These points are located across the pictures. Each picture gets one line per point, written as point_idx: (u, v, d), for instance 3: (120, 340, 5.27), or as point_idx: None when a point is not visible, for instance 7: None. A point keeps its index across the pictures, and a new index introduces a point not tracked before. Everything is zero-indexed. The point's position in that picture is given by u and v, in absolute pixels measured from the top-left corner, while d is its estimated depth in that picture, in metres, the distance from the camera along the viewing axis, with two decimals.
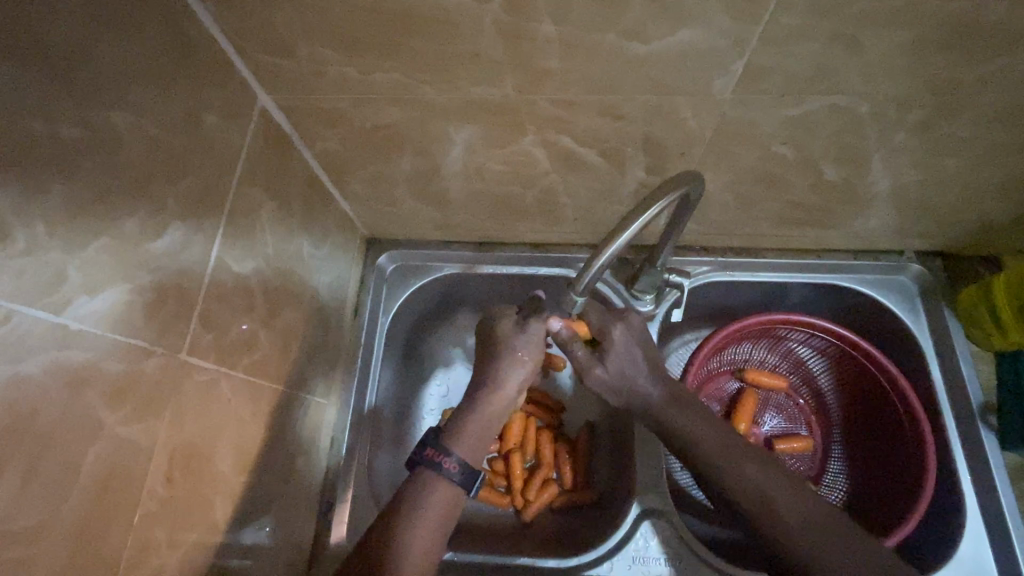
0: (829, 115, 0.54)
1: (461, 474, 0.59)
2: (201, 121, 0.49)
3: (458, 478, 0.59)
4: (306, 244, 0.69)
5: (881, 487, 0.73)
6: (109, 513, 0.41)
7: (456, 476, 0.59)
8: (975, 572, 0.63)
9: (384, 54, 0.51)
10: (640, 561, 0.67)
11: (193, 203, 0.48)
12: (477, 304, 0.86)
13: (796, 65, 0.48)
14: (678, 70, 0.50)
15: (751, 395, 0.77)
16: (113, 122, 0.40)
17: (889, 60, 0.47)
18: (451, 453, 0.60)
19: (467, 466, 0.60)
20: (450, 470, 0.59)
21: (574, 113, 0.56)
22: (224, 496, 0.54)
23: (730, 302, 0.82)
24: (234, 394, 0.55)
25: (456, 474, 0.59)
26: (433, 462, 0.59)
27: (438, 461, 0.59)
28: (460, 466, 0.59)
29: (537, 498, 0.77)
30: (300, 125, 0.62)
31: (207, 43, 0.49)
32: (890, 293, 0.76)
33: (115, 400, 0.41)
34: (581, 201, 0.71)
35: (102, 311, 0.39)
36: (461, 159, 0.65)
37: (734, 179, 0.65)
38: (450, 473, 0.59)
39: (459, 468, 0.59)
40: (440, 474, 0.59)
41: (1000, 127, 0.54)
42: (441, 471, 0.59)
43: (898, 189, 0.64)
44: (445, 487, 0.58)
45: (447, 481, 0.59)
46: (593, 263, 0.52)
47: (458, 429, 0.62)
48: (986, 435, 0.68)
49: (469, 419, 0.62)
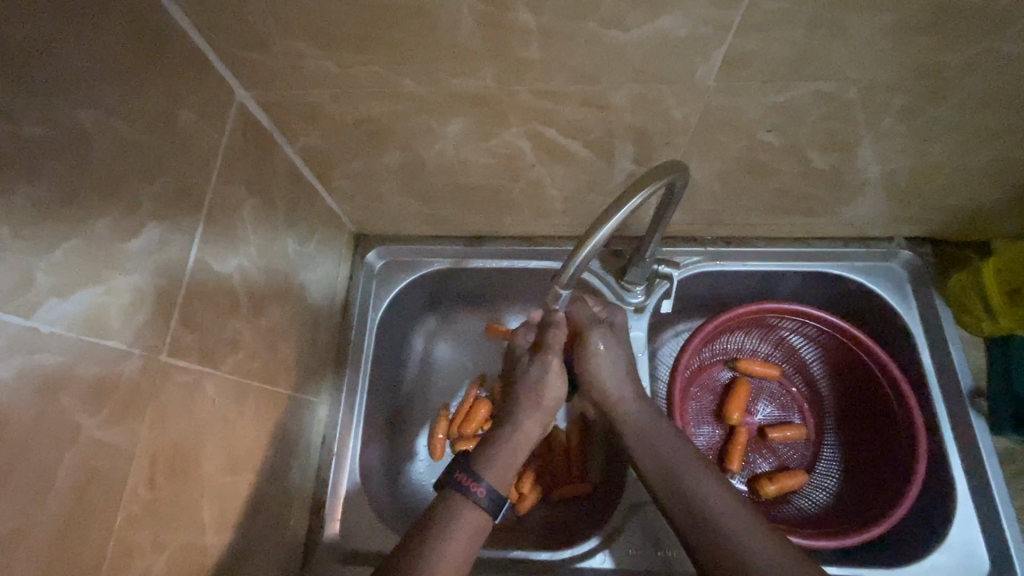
0: (814, 101, 0.53)
1: (489, 501, 0.58)
2: (176, 118, 0.48)
3: (487, 505, 0.58)
4: (292, 241, 0.68)
5: (874, 472, 0.73)
6: (89, 516, 0.40)
7: (487, 504, 0.58)
8: (966, 557, 0.64)
9: (361, 48, 0.50)
10: (636, 553, 0.67)
11: (169, 202, 0.48)
12: (469, 299, 0.86)
13: (779, 51, 0.48)
14: (659, 58, 0.49)
15: (743, 384, 0.77)
16: (81, 120, 0.39)
17: (873, 43, 0.47)
18: (480, 478, 0.59)
19: (496, 493, 0.59)
20: (480, 496, 0.58)
21: (557, 103, 0.55)
22: (211, 497, 0.54)
23: (721, 291, 0.81)
24: (220, 395, 0.55)
25: (484, 499, 0.58)
26: (465, 488, 0.58)
27: (468, 486, 0.58)
28: (490, 493, 0.58)
29: (531, 492, 0.76)
30: (280, 121, 0.61)
31: (179, 39, 0.48)
32: (881, 280, 0.76)
33: (91, 403, 0.40)
34: (568, 192, 0.70)
35: (74, 314, 0.39)
36: (446, 153, 0.64)
37: (721, 167, 0.64)
38: (480, 500, 0.58)
39: (489, 494, 0.58)
40: (472, 499, 0.57)
41: (986, 110, 0.53)
42: (471, 495, 0.57)
43: (887, 174, 0.64)
44: (475, 513, 0.57)
45: (478, 509, 0.57)
46: (578, 255, 0.52)
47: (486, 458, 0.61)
48: (977, 421, 0.68)
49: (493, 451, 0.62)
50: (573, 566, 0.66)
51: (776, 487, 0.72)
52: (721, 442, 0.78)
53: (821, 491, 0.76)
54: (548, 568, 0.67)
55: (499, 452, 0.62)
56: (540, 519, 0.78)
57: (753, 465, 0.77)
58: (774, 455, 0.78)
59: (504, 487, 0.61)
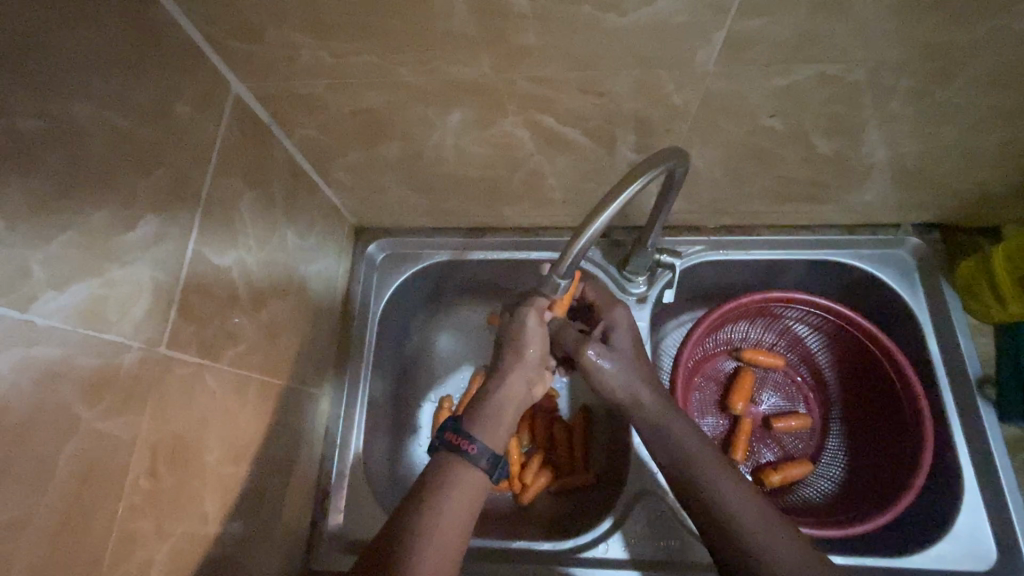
0: (817, 85, 0.52)
1: (485, 459, 0.57)
2: (171, 109, 0.48)
3: (482, 463, 0.57)
4: (291, 234, 0.68)
5: (879, 463, 0.72)
6: (91, 507, 0.41)
7: (482, 462, 0.57)
8: (974, 546, 0.63)
9: (355, 35, 0.49)
10: (638, 543, 0.66)
11: (166, 194, 0.47)
12: (471, 289, 0.85)
13: (780, 33, 0.47)
14: (658, 42, 0.48)
15: (747, 374, 0.77)
16: (73, 112, 0.39)
17: (877, 24, 0.46)
18: (473, 437, 0.58)
19: (490, 451, 0.57)
20: (474, 454, 0.57)
21: (554, 89, 0.54)
22: (213, 489, 0.54)
23: (725, 280, 0.80)
24: (220, 386, 0.55)
25: (480, 459, 0.57)
26: (458, 447, 0.57)
27: (461, 445, 0.57)
28: (484, 451, 0.57)
29: (535, 481, 0.76)
30: (277, 113, 0.61)
31: (173, 30, 0.48)
32: (888, 268, 0.75)
33: (92, 396, 0.40)
34: (569, 181, 0.70)
35: (72, 307, 0.39)
36: (445, 143, 0.64)
37: (724, 154, 0.64)
38: (475, 458, 0.57)
39: (483, 452, 0.57)
40: (465, 458, 0.57)
41: (994, 91, 0.52)
42: (464, 455, 0.57)
43: (894, 158, 0.63)
44: (472, 473, 0.56)
45: (474, 468, 0.56)
46: (576, 243, 0.51)
47: (478, 419, 0.59)
48: (985, 408, 0.67)
49: (483, 413, 0.60)
50: (576, 556, 0.67)
51: (780, 477, 0.72)
52: (726, 432, 0.77)
53: (826, 480, 0.75)
54: (550, 559, 0.67)
55: (484, 410, 0.60)
56: (544, 507, 0.78)
57: (757, 455, 0.76)
58: (778, 445, 0.77)
59: (499, 448, 0.59)
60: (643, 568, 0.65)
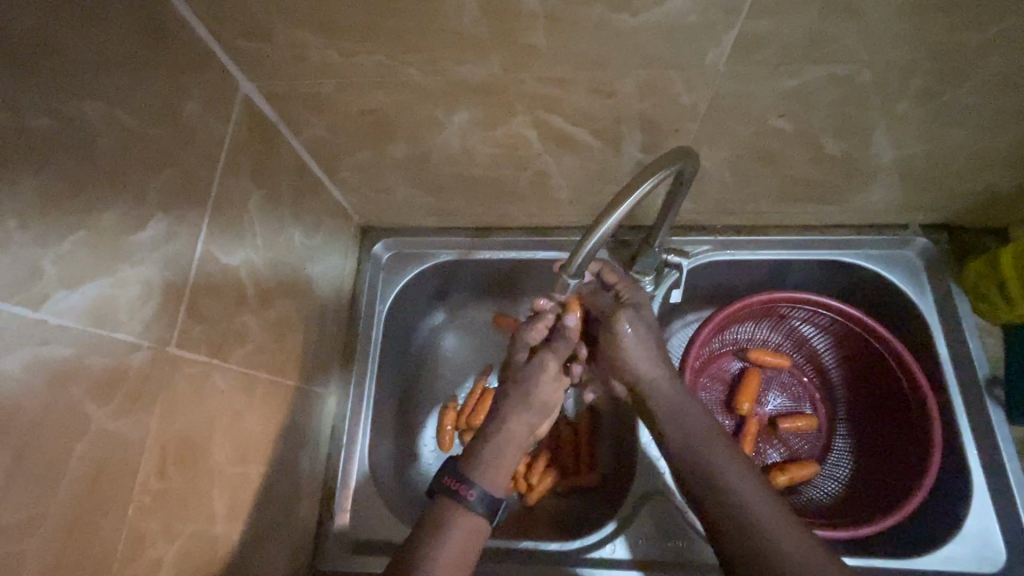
0: (827, 85, 0.52)
1: (483, 505, 0.56)
2: (180, 109, 0.48)
3: (481, 509, 0.56)
4: (298, 234, 0.68)
5: (887, 465, 0.72)
6: (101, 508, 0.41)
7: (480, 507, 0.56)
8: (982, 547, 0.63)
9: (363, 35, 0.49)
10: (645, 544, 0.66)
11: (175, 194, 0.47)
12: (477, 289, 0.85)
13: (791, 33, 0.47)
14: (668, 42, 0.48)
15: (754, 374, 0.76)
16: (84, 112, 0.39)
17: (888, 25, 0.45)
18: (470, 482, 0.57)
19: (489, 496, 0.56)
20: (471, 500, 0.55)
21: (563, 90, 0.54)
22: (221, 488, 0.54)
23: (732, 280, 0.80)
24: (228, 386, 0.55)
25: (478, 503, 0.56)
26: (455, 492, 0.56)
27: (458, 489, 0.56)
28: (482, 496, 0.56)
29: (541, 482, 0.75)
30: (285, 112, 0.61)
31: (182, 30, 0.48)
32: (895, 268, 0.75)
33: (102, 395, 0.40)
34: (576, 181, 0.70)
35: (82, 307, 0.39)
36: (452, 142, 0.64)
37: (733, 154, 0.63)
38: (472, 504, 0.55)
39: (481, 497, 0.56)
40: (461, 504, 0.55)
41: (1005, 92, 0.52)
42: (461, 501, 0.55)
43: (902, 158, 0.62)
44: (469, 518, 0.55)
45: (471, 513, 0.55)
46: (587, 244, 0.51)
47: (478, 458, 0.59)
48: (994, 410, 0.67)
49: (485, 452, 0.60)
50: (583, 557, 0.66)
51: (787, 478, 0.71)
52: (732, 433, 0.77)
53: (833, 481, 0.75)
54: (558, 559, 0.67)
55: (487, 450, 0.60)
56: (549, 508, 0.78)
57: (764, 456, 0.76)
58: (785, 446, 0.77)
59: (498, 488, 0.58)
60: (650, 568, 0.65)
